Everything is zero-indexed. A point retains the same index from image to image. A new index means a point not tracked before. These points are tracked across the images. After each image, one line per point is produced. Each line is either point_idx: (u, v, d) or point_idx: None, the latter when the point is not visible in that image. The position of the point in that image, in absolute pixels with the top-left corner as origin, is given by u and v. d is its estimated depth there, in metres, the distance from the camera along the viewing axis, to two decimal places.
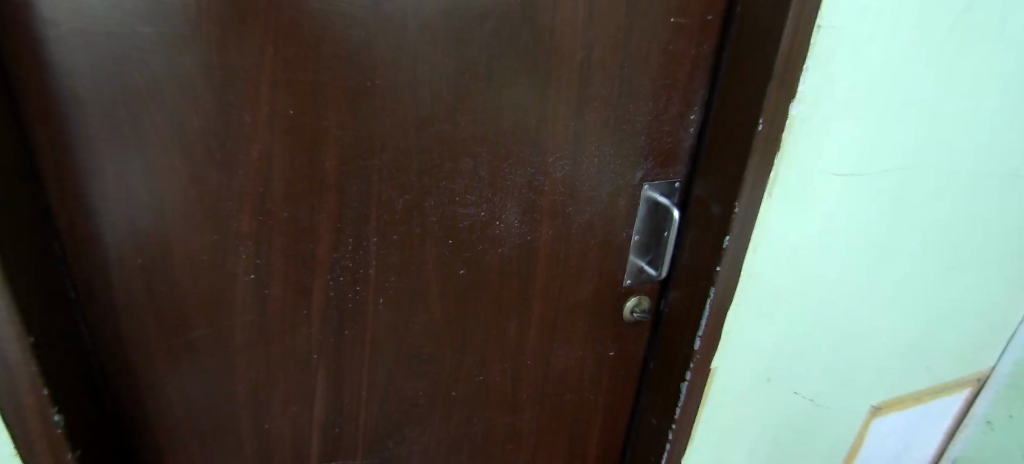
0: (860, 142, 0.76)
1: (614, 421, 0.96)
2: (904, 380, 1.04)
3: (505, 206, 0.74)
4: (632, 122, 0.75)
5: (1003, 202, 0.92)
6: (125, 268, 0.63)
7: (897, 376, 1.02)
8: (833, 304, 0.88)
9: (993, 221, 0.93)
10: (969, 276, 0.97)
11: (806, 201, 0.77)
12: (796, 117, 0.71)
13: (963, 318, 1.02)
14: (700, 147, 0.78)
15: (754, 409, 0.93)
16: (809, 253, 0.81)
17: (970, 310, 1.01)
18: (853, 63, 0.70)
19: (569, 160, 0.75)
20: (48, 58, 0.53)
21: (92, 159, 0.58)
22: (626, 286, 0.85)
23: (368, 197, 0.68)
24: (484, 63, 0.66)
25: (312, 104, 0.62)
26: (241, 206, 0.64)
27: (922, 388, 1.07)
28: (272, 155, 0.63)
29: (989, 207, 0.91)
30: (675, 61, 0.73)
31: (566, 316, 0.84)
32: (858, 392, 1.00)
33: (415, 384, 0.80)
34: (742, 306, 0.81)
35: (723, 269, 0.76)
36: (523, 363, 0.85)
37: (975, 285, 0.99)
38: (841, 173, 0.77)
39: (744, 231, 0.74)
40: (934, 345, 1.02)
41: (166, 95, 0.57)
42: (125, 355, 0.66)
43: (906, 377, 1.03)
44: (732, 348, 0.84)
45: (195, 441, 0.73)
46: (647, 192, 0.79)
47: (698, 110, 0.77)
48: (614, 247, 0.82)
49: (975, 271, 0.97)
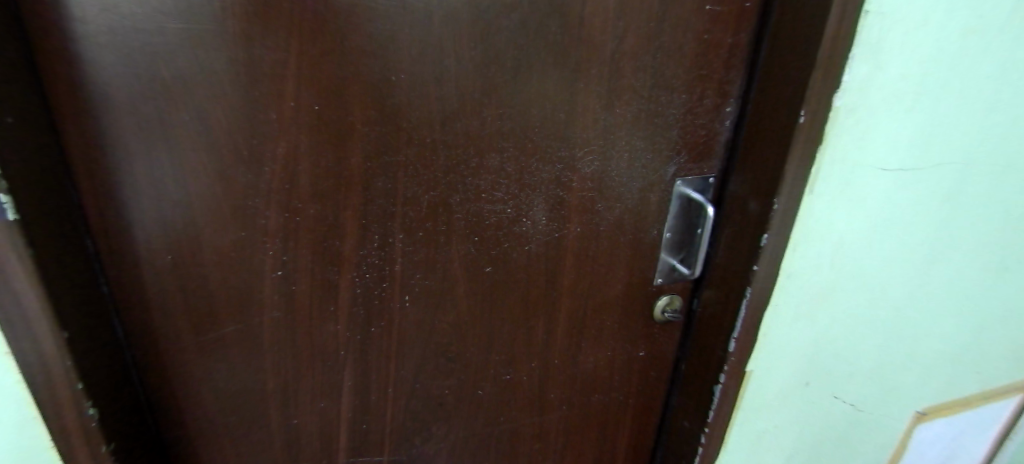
0: (910, 135, 0.72)
1: (644, 423, 0.94)
2: (952, 385, 0.98)
3: (532, 203, 0.73)
4: (665, 115, 0.72)
5: None
6: (156, 265, 0.63)
7: (944, 380, 0.97)
8: (878, 306, 0.84)
9: None
10: None
11: (850, 198, 0.73)
12: (841, 108, 0.67)
13: (1018, 320, 0.96)
14: (737, 141, 0.75)
15: (792, 414, 0.89)
16: (852, 252, 0.77)
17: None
18: (903, 51, 0.66)
19: (599, 155, 0.72)
20: (77, 58, 0.54)
21: (122, 156, 0.58)
22: (657, 285, 0.82)
23: (394, 195, 0.67)
24: (511, 55, 0.64)
25: (336, 99, 0.61)
26: (269, 204, 0.64)
27: (971, 393, 1.01)
28: (298, 151, 0.62)
29: None
30: (711, 51, 0.70)
31: (595, 315, 0.82)
32: (903, 397, 0.95)
33: (442, 383, 0.79)
34: (780, 307, 0.78)
35: (760, 268, 0.73)
36: (551, 363, 0.84)
37: None
38: (889, 167, 0.73)
39: (783, 229, 0.71)
40: (985, 348, 0.97)
41: (193, 94, 0.57)
42: (157, 350, 0.67)
43: (955, 381, 0.98)
44: (768, 351, 0.81)
45: (226, 435, 0.74)
46: (681, 188, 0.76)
47: (735, 103, 0.74)
48: (645, 245, 0.79)
49: None
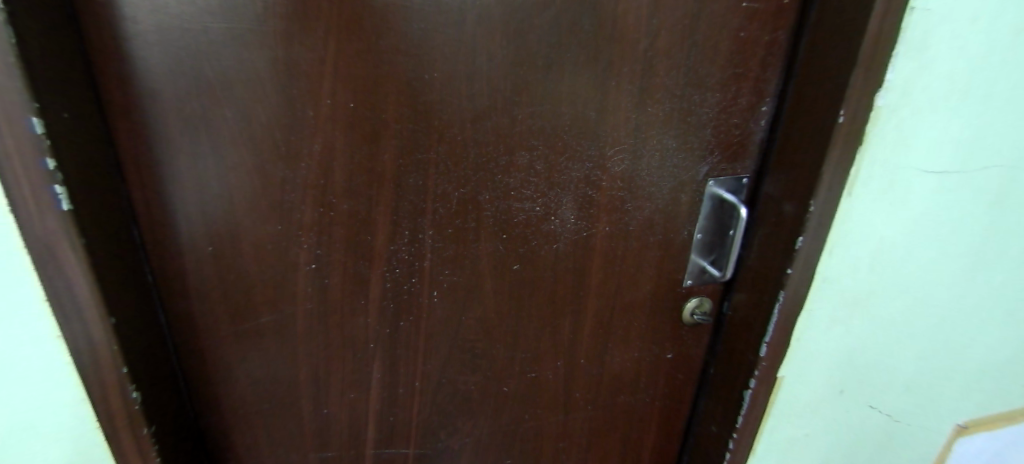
0: (957, 136, 0.69)
1: (671, 426, 0.93)
2: (1007, 403, 0.92)
3: (561, 202, 0.73)
4: (698, 115, 0.71)
5: None
6: (197, 255, 0.66)
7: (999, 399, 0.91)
8: (921, 316, 0.80)
9: None
10: None
11: (891, 202, 0.71)
12: (883, 108, 0.65)
13: None
14: (773, 141, 0.73)
15: (824, 422, 0.87)
16: (893, 258, 0.75)
17: None
18: (951, 49, 0.63)
19: (629, 154, 0.72)
20: (127, 56, 0.56)
21: (167, 151, 0.61)
22: (687, 286, 0.81)
23: (425, 191, 0.68)
24: (543, 53, 0.64)
25: (370, 97, 0.63)
26: (304, 198, 0.65)
27: None
28: (333, 148, 0.64)
29: None
30: (747, 49, 0.69)
31: (623, 315, 0.81)
32: (950, 412, 0.91)
33: (468, 378, 0.80)
34: (815, 312, 0.76)
35: (794, 271, 0.71)
36: (576, 362, 0.83)
37: None
38: (933, 170, 0.70)
39: (819, 232, 0.70)
40: None
41: (234, 90, 0.59)
42: (196, 337, 0.69)
43: (1010, 400, 0.92)
44: (801, 357, 0.79)
45: (258, 422, 0.76)
46: (712, 188, 0.75)
47: (771, 102, 0.72)
48: (675, 246, 0.78)
49: None
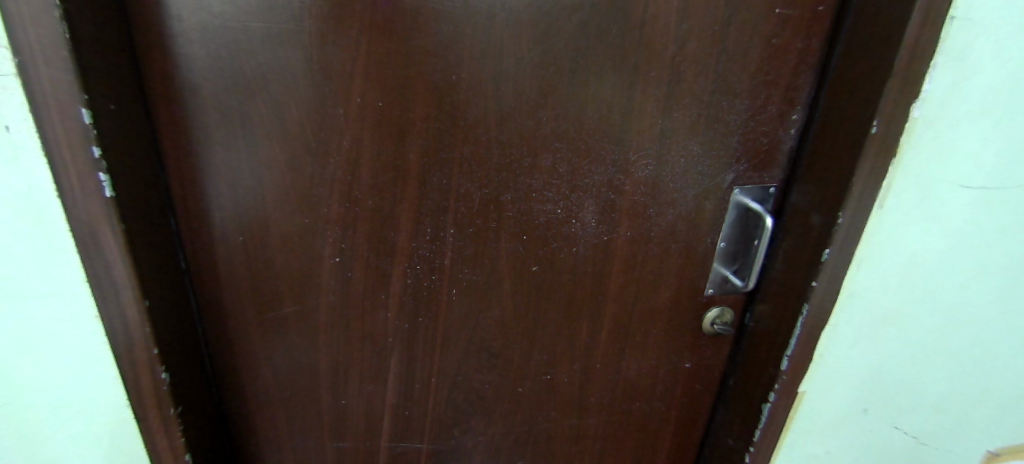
0: (998, 151, 0.66)
1: (687, 436, 0.92)
2: None
3: (583, 205, 0.72)
4: (725, 122, 0.70)
5: None
6: (228, 245, 0.68)
7: None
8: (956, 338, 0.77)
9: None
10: None
11: (926, 217, 0.69)
12: (918, 120, 0.63)
13: None
14: (802, 151, 0.72)
15: (846, 441, 0.84)
16: (925, 274, 0.72)
17: None
18: (994, 61, 0.61)
19: (654, 160, 0.71)
20: (171, 51, 0.59)
21: (204, 143, 0.63)
22: (708, 295, 0.80)
23: (448, 189, 0.69)
24: (569, 57, 0.65)
25: (399, 96, 0.64)
26: (331, 193, 0.67)
27: None
28: (360, 145, 0.65)
29: None
30: (778, 56, 0.68)
31: (641, 322, 0.81)
32: (987, 443, 0.86)
33: (483, 377, 0.81)
34: (840, 327, 0.74)
35: (819, 284, 0.70)
36: (593, 367, 0.83)
37: None
38: (971, 185, 0.67)
39: (847, 245, 0.68)
40: None
41: (269, 86, 0.61)
42: (223, 324, 0.72)
43: None
44: (825, 372, 0.77)
45: (278, 409, 0.78)
46: (738, 196, 0.74)
47: (802, 111, 0.71)
48: (697, 254, 0.77)
49: None
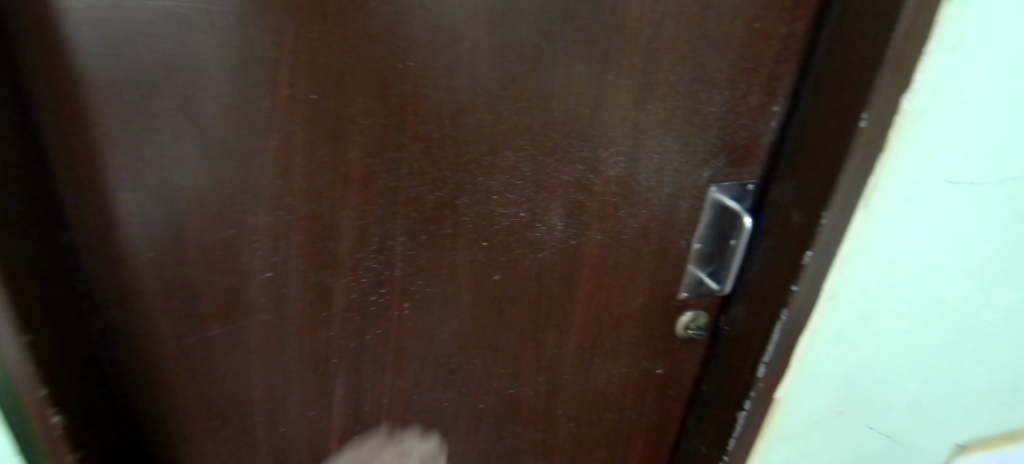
0: (985, 145, 0.62)
1: (658, 440, 0.89)
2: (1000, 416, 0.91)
3: (549, 207, 0.65)
4: (704, 115, 0.63)
5: None
6: (137, 262, 0.58)
7: (993, 411, 0.89)
8: (927, 333, 0.76)
9: None
10: None
11: (909, 216, 0.65)
12: (910, 112, 0.57)
13: None
14: (784, 145, 0.67)
15: (820, 441, 0.83)
16: (905, 275, 0.69)
17: None
18: (993, 47, 0.56)
19: (626, 157, 0.64)
20: (46, 30, 0.46)
21: (99, 142, 0.52)
22: (683, 299, 0.75)
23: (397, 193, 0.60)
24: (534, 43, 0.56)
25: (336, 88, 0.54)
26: (259, 200, 0.57)
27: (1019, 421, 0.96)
28: (291, 145, 0.55)
29: None
30: (761, 42, 0.61)
31: (612, 329, 0.76)
32: (946, 426, 0.89)
33: (440, 395, 0.74)
34: (819, 331, 0.70)
35: (800, 288, 0.66)
36: (560, 378, 0.78)
37: None
38: (957, 181, 0.64)
39: (830, 247, 0.63)
40: None
41: (180, 77, 0.50)
42: (140, 351, 0.62)
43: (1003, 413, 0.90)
44: (801, 377, 0.74)
45: (210, 441, 0.69)
46: (715, 194, 0.68)
47: (783, 102, 0.65)
48: (671, 256, 0.72)
49: None
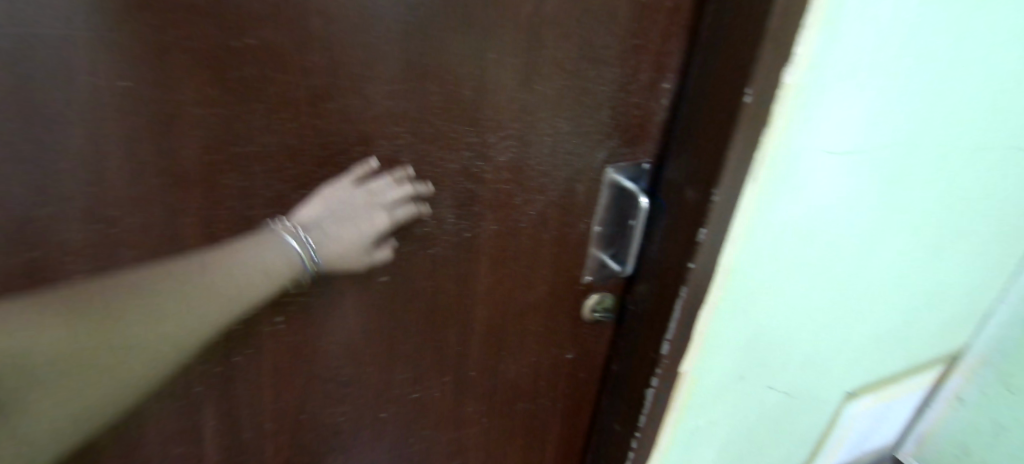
0: (860, 116, 0.64)
1: (574, 424, 0.88)
2: (870, 357, 1.00)
3: (437, 198, 0.60)
4: (595, 94, 0.60)
5: (993, 176, 0.82)
6: None
7: (864, 354, 0.98)
8: (814, 296, 0.80)
9: (979, 195, 0.84)
10: (947, 253, 0.91)
11: (794, 188, 0.66)
12: (789, 86, 0.57)
13: (934, 293, 0.97)
14: (675, 122, 0.65)
15: (724, 408, 0.86)
16: (793, 244, 0.71)
17: (941, 284, 0.96)
18: (864, 20, 0.56)
19: (516, 140, 0.60)
20: None
21: None
22: (586, 283, 0.73)
23: (251, 194, 0.51)
24: (398, 18, 0.49)
25: (155, 73, 0.43)
26: (66, 218, 0.45)
27: (888, 361, 1.06)
28: (100, 144, 0.44)
29: (979, 179, 0.82)
30: (645, 17, 0.58)
31: (516, 321, 0.72)
32: (828, 374, 0.96)
33: (335, 409, 0.67)
34: (717, 305, 0.71)
35: (697, 265, 0.65)
36: (467, 376, 0.74)
37: (950, 262, 0.93)
38: (836, 152, 0.65)
39: (722, 223, 0.63)
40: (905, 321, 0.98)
41: None
42: None
43: (872, 354, 1.00)
44: (703, 351, 0.75)
45: None
46: (611, 174, 0.66)
47: (673, 78, 0.63)
48: (571, 242, 0.70)
49: (954, 247, 0.90)
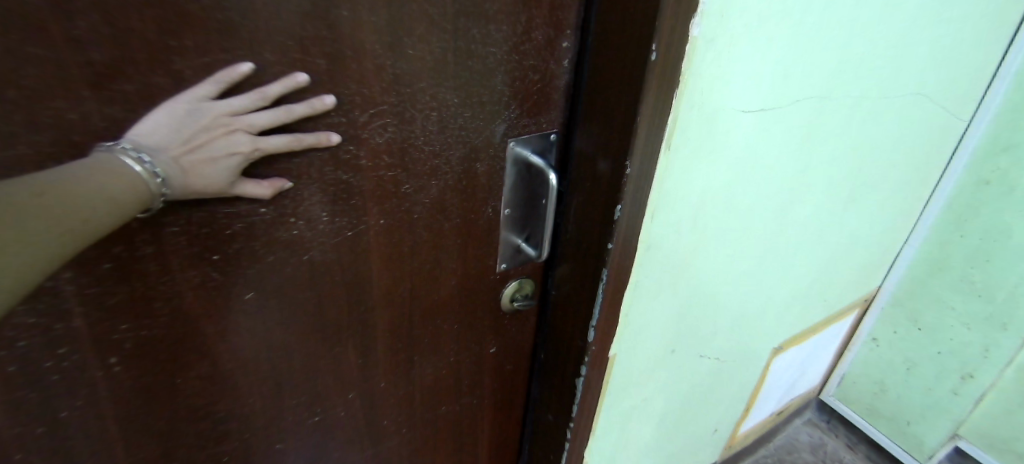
0: (771, 69, 0.59)
1: (506, 419, 0.81)
2: (794, 311, 1.00)
3: (303, 194, 0.48)
4: (481, 57, 0.50)
5: (896, 122, 0.82)
6: None
7: (788, 310, 0.98)
8: (737, 261, 0.77)
9: (886, 142, 0.84)
10: (860, 202, 0.91)
11: (711, 151, 0.61)
12: (698, 41, 0.52)
13: (850, 242, 0.98)
14: (580, 86, 0.57)
15: (659, 384, 0.83)
16: (713, 211, 0.67)
17: (855, 233, 0.97)
18: None
19: (394, 118, 0.49)
20: None
21: None
22: (502, 271, 0.66)
23: None
24: None
25: None
26: None
27: (811, 313, 1.07)
28: None
29: (885, 125, 0.81)
30: None
31: (424, 321, 0.64)
32: (756, 334, 0.95)
33: (214, 450, 0.58)
34: (641, 283, 0.66)
35: (616, 245, 0.59)
36: (375, 387, 0.66)
37: (862, 211, 0.93)
38: (749, 109, 0.61)
39: (639, 196, 0.57)
40: (824, 273, 0.99)
41: None
42: None
43: (796, 308, 1.00)
44: (631, 332, 0.70)
45: None
46: (514, 149, 0.58)
47: (572, 36, 0.54)
48: (479, 228, 0.61)
49: (865, 196, 0.90)
